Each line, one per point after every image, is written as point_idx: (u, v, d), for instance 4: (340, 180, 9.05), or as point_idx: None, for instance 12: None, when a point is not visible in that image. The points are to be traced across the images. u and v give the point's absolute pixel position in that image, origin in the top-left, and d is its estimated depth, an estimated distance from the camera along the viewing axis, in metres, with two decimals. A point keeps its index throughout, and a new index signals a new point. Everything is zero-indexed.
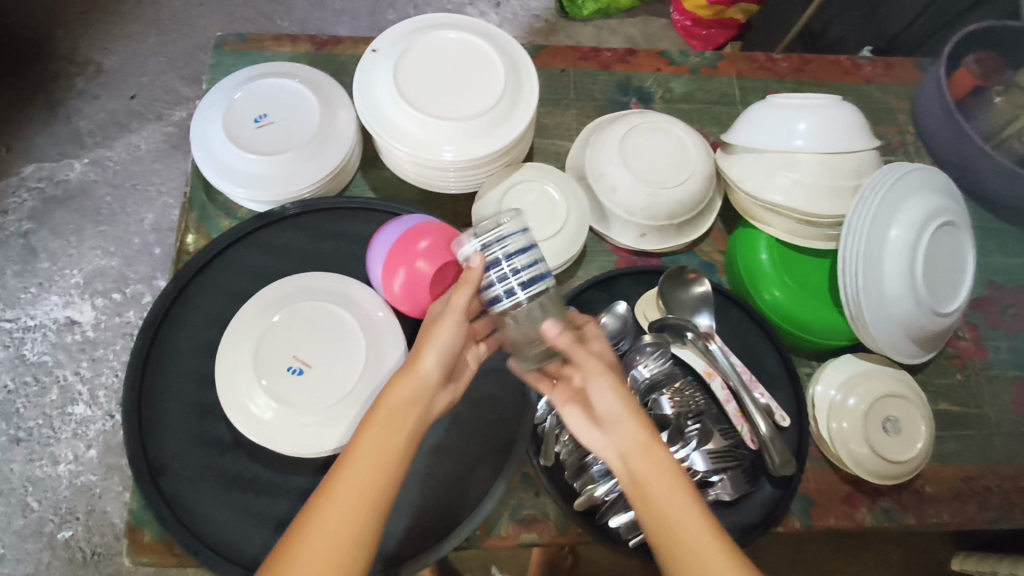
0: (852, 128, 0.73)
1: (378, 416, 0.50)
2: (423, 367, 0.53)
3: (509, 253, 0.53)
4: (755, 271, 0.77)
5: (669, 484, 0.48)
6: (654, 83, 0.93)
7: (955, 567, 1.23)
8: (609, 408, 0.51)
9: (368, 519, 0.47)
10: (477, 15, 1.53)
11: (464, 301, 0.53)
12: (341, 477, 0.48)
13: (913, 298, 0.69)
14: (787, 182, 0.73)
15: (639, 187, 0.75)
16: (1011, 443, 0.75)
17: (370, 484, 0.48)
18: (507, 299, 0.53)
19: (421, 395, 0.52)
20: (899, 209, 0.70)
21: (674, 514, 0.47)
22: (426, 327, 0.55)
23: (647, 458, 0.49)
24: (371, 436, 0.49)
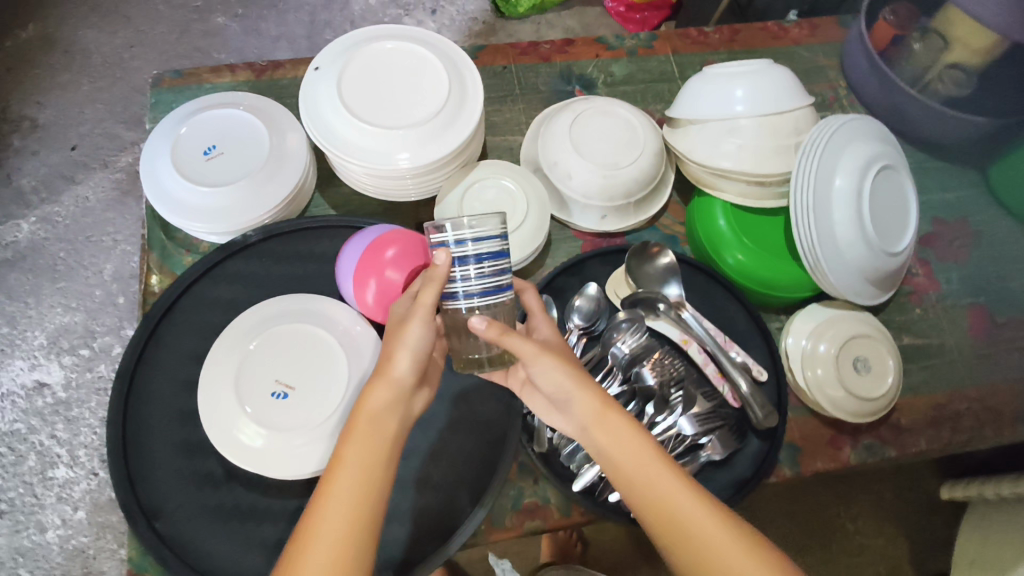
0: (785, 88, 0.77)
1: (357, 429, 0.52)
2: (396, 370, 0.55)
3: (479, 258, 0.52)
4: (716, 238, 0.80)
5: (635, 446, 0.53)
6: (594, 70, 0.95)
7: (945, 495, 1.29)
8: (564, 385, 0.55)
9: (364, 530, 0.49)
10: (414, 24, 1.54)
11: (430, 301, 0.54)
12: (338, 471, 0.50)
13: (865, 242, 0.73)
14: (733, 148, 0.76)
15: (594, 170, 0.77)
16: (973, 366, 0.80)
17: (359, 496, 0.49)
18: (462, 301, 0.53)
19: (399, 399, 0.54)
20: (840, 160, 0.73)
21: (646, 474, 0.52)
22: (392, 330, 0.57)
23: (608, 425, 0.54)
24: (353, 450, 0.51)
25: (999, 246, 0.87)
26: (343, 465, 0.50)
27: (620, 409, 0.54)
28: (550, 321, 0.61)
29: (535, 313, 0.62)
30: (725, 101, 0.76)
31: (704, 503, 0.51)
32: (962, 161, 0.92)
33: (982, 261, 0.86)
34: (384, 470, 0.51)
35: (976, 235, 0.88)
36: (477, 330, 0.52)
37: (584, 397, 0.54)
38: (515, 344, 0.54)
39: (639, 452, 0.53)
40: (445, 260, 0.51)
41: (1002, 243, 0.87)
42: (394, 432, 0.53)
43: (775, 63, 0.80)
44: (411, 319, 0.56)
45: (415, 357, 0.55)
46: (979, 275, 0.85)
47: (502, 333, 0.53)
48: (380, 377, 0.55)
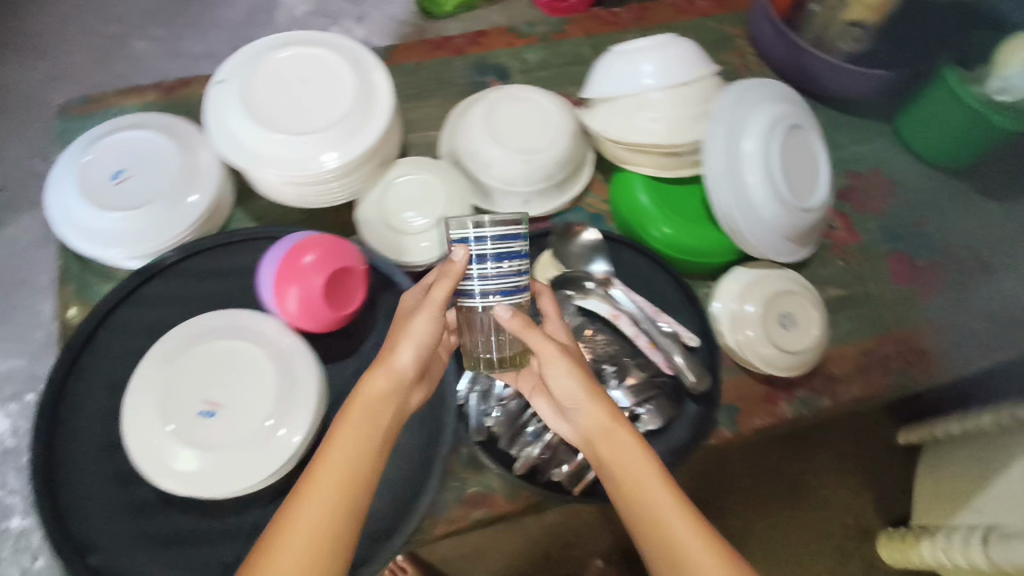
0: (688, 59, 0.79)
1: (353, 414, 0.55)
2: (399, 361, 0.58)
3: (498, 258, 0.53)
4: (638, 212, 0.81)
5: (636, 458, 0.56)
6: (509, 59, 0.95)
7: (902, 440, 1.36)
8: (575, 392, 0.59)
9: (344, 518, 0.51)
10: (342, 32, 1.52)
11: (441, 297, 0.56)
12: (329, 454, 0.53)
13: (778, 201, 0.74)
14: (647, 122, 0.77)
15: (512, 156, 0.78)
16: (896, 310, 0.82)
17: (345, 479, 0.52)
18: (478, 299, 0.55)
19: (395, 390, 0.57)
20: (746, 123, 0.75)
21: (640, 484, 0.55)
22: (400, 324, 0.60)
23: (616, 436, 0.57)
24: (344, 435, 0.54)
25: (912, 193, 0.90)
26: (334, 449, 0.53)
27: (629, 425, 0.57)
28: (566, 327, 0.64)
29: (551, 317, 0.65)
30: (633, 77, 0.78)
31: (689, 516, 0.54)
32: (869, 116, 0.95)
33: (898, 209, 0.89)
34: (372, 462, 0.54)
35: (890, 185, 0.91)
36: (501, 318, 0.55)
37: (592, 407, 0.58)
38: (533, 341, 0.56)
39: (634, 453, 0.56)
40: (463, 257, 0.54)
41: (915, 190, 0.91)
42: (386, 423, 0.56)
43: (680, 36, 0.82)
44: (421, 312, 0.58)
45: (419, 349, 0.58)
46: (896, 223, 0.88)
47: (523, 326, 0.55)
48: (380, 365, 0.58)
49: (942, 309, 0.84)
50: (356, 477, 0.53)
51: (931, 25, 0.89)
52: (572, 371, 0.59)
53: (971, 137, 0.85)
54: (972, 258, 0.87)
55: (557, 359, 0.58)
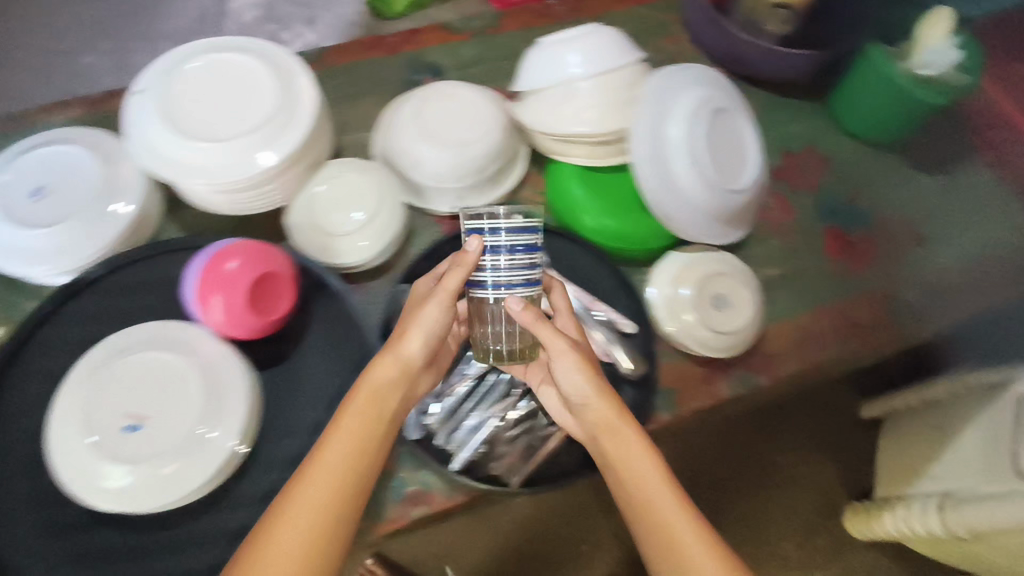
0: (614, 47, 0.79)
1: (359, 400, 0.61)
2: (408, 348, 0.64)
3: (510, 251, 0.59)
4: (571, 203, 0.81)
5: (642, 461, 0.62)
6: (443, 55, 0.95)
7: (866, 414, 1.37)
8: (584, 389, 0.65)
9: (342, 503, 0.57)
10: (293, 37, 1.48)
11: (453, 286, 0.61)
12: (335, 434, 0.59)
13: (705, 184, 0.75)
14: (574, 111, 0.77)
15: (441, 152, 0.77)
16: (831, 286, 0.83)
17: (352, 458, 0.59)
18: (489, 289, 0.61)
19: (403, 375, 0.63)
20: (671, 108, 0.76)
21: (647, 485, 0.61)
22: (412, 311, 0.66)
23: (623, 440, 0.63)
24: (351, 418, 0.60)
25: (847, 169, 0.91)
26: (336, 437, 0.59)
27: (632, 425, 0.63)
28: (575, 322, 0.70)
29: (562, 313, 0.70)
30: (559, 67, 0.78)
31: (681, 506, 0.61)
32: (804, 95, 0.96)
33: (833, 185, 0.90)
34: (369, 451, 0.60)
35: (824, 161, 0.91)
36: (512, 309, 0.60)
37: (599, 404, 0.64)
38: (544, 335, 0.62)
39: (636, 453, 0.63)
40: (477, 248, 0.59)
41: (850, 166, 0.91)
42: (387, 414, 0.62)
43: (606, 25, 0.82)
44: (433, 300, 0.63)
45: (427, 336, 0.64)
46: (830, 200, 0.89)
47: (534, 319, 0.61)
48: (391, 351, 0.64)
49: (879, 282, 0.84)
50: (358, 458, 0.59)
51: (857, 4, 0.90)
52: (580, 368, 0.64)
53: (897, 113, 0.87)
54: (909, 231, 0.88)
55: (566, 355, 0.64)
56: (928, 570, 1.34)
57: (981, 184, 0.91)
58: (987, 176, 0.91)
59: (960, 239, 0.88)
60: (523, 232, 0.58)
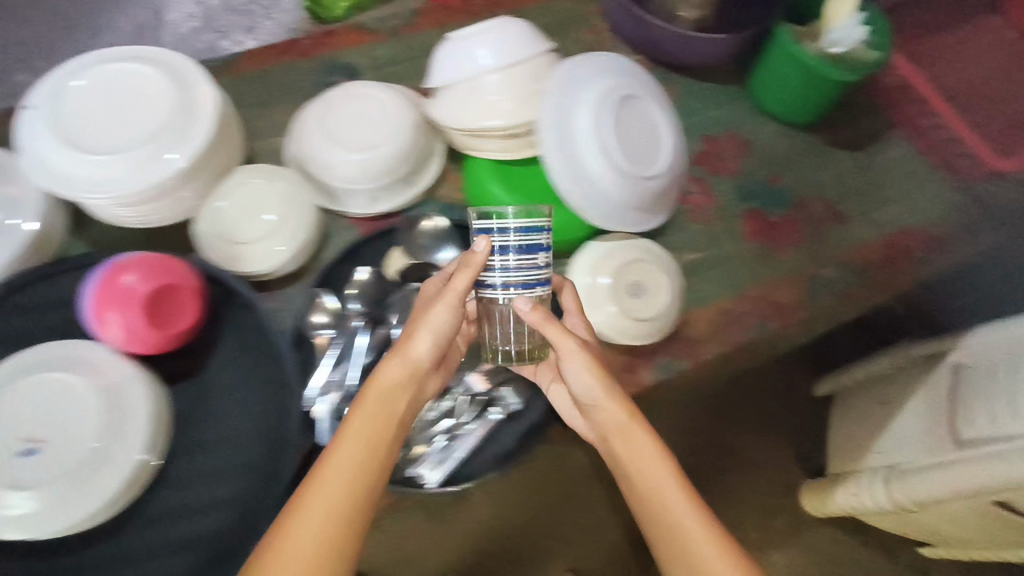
0: (520, 39, 0.79)
1: (367, 406, 0.59)
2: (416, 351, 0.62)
3: (517, 252, 0.60)
4: (488, 198, 0.80)
5: (651, 461, 0.63)
6: (358, 56, 0.94)
7: (821, 392, 1.36)
8: (591, 389, 0.65)
9: (353, 507, 0.56)
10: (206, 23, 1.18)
11: (462, 285, 0.61)
12: (340, 444, 0.57)
13: (615, 171, 0.75)
14: (481, 106, 0.77)
15: (349, 155, 0.77)
16: (752, 267, 0.84)
17: (357, 469, 0.57)
18: (498, 289, 0.62)
19: (413, 378, 0.62)
20: (577, 97, 0.76)
21: (653, 483, 0.63)
22: (421, 311, 0.65)
23: (632, 440, 0.64)
24: (356, 427, 0.58)
25: (767, 150, 0.92)
26: (346, 441, 0.57)
27: (642, 424, 0.64)
28: (584, 323, 0.70)
29: (570, 312, 0.71)
30: (466, 63, 0.77)
31: (695, 507, 0.61)
32: (723, 79, 0.96)
33: (752, 167, 0.90)
34: (379, 455, 0.58)
35: (744, 144, 0.92)
36: (521, 311, 0.61)
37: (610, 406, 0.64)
38: (553, 333, 0.63)
39: (647, 457, 0.64)
40: (485, 248, 0.60)
41: (770, 148, 0.92)
42: (398, 415, 0.60)
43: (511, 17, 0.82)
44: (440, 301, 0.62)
45: (436, 338, 0.62)
46: (750, 181, 0.89)
47: (542, 319, 0.61)
48: (401, 353, 0.62)
49: (799, 261, 0.85)
50: (364, 470, 0.57)
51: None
52: (591, 368, 0.65)
53: (814, 92, 0.87)
54: (830, 208, 0.88)
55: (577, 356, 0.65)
56: (881, 542, 1.36)
57: (900, 158, 0.92)
58: (905, 149, 0.93)
59: (880, 213, 0.89)
60: (529, 231, 0.59)
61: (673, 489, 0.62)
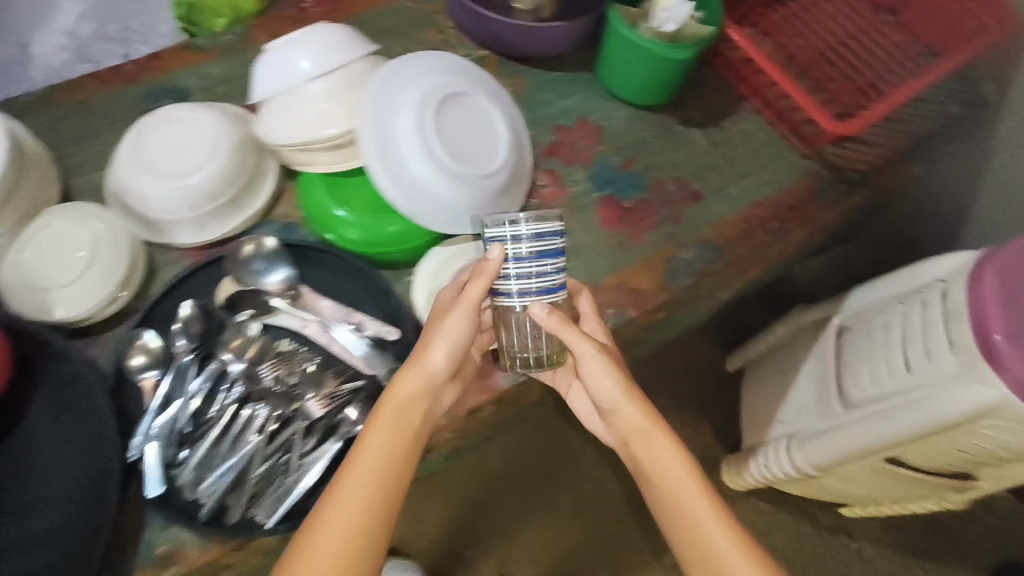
0: (336, 46, 0.77)
1: (386, 417, 0.63)
2: (432, 360, 0.65)
3: (529, 255, 0.62)
4: (327, 218, 0.77)
5: (676, 469, 0.66)
6: (188, 78, 0.89)
7: (733, 366, 1.37)
8: (613, 393, 0.69)
9: (373, 515, 0.59)
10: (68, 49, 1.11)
11: (474, 294, 0.63)
12: (362, 455, 0.61)
13: (441, 173, 0.72)
14: (297, 116, 0.73)
15: (167, 182, 0.73)
16: (608, 257, 0.83)
17: (377, 479, 0.60)
18: (513, 296, 0.63)
19: (429, 386, 0.65)
20: (396, 102, 0.73)
21: (680, 494, 0.65)
22: (435, 320, 0.67)
23: (653, 445, 0.68)
24: (376, 438, 0.61)
25: (620, 135, 0.90)
26: (368, 449, 0.61)
27: (665, 431, 0.68)
28: (601, 327, 0.72)
29: (587, 317, 0.73)
30: (281, 75, 0.75)
31: (720, 516, 0.64)
32: (572, 68, 0.95)
33: (604, 154, 0.89)
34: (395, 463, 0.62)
35: (596, 131, 0.90)
36: (537, 317, 0.63)
37: (633, 411, 0.68)
38: (569, 338, 0.66)
39: (674, 466, 0.66)
40: (499, 256, 0.62)
41: (623, 132, 0.91)
42: (415, 424, 0.63)
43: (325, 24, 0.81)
44: (456, 310, 0.65)
45: (449, 347, 0.64)
46: (601, 169, 0.88)
47: (559, 323, 0.63)
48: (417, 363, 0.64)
49: (655, 245, 0.84)
50: (383, 479, 0.61)
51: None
52: (608, 369, 0.69)
53: (655, 73, 0.86)
54: (686, 187, 0.88)
55: (595, 359, 0.68)
56: (807, 509, 1.35)
57: (751, 131, 0.93)
58: (754, 123, 0.94)
59: (735, 187, 0.88)
60: (542, 235, 0.61)
61: (699, 499, 0.65)
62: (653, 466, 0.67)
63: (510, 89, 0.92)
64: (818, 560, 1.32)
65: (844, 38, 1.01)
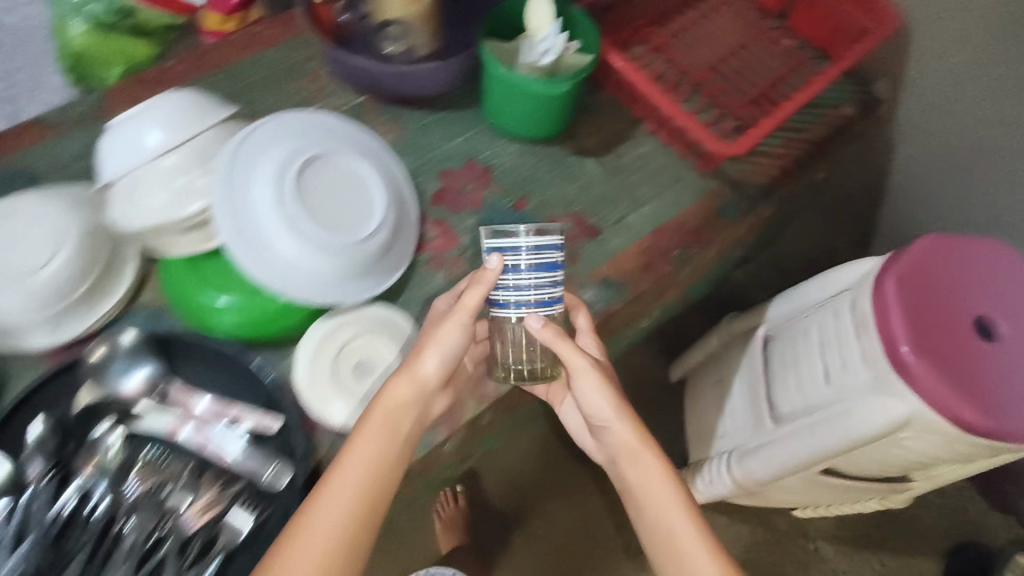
0: (183, 116, 0.71)
1: (379, 420, 0.63)
2: (425, 367, 0.65)
3: (528, 267, 0.64)
4: (193, 302, 0.70)
5: (660, 487, 0.69)
6: (39, 156, 0.82)
7: (675, 377, 1.33)
8: (604, 410, 0.71)
9: (359, 519, 0.59)
10: None
11: (473, 301, 0.64)
12: (354, 457, 0.61)
13: (312, 247, 0.67)
14: (142, 201, 0.67)
15: (4, 283, 0.65)
16: None
17: (365, 484, 0.60)
18: (511, 306, 0.66)
19: (420, 394, 0.65)
20: (252, 173, 0.67)
21: (660, 509, 0.68)
22: (434, 326, 0.68)
23: (640, 464, 0.70)
24: (366, 441, 0.62)
25: (510, 176, 0.87)
26: (356, 452, 0.61)
27: (652, 449, 0.70)
28: (597, 344, 0.75)
29: (584, 331, 0.75)
30: (123, 157, 0.69)
31: (699, 528, 0.67)
32: (456, 106, 0.90)
33: (495, 197, 0.85)
34: (381, 476, 0.61)
35: (485, 172, 0.86)
36: (535, 328, 0.65)
37: (621, 427, 0.71)
38: (565, 353, 0.67)
39: (661, 485, 0.69)
40: (499, 268, 0.63)
41: (513, 171, 0.87)
42: (404, 432, 0.63)
43: (176, 91, 0.74)
44: (454, 318, 0.65)
45: (445, 357, 0.65)
46: (493, 213, 0.84)
47: (554, 337, 0.65)
48: (409, 368, 0.65)
49: None
50: (373, 485, 0.61)
51: (474, 12, 0.90)
52: (601, 386, 0.70)
53: (537, 112, 0.83)
54: (584, 223, 0.85)
55: (589, 373, 0.69)
56: (759, 518, 1.33)
57: (647, 155, 0.90)
58: (650, 145, 0.91)
59: (634, 217, 0.86)
60: (542, 249, 0.64)
61: (677, 513, 0.68)
62: (637, 481, 0.70)
63: (391, 136, 0.88)
64: (773, 567, 1.30)
65: (735, 48, 0.99)
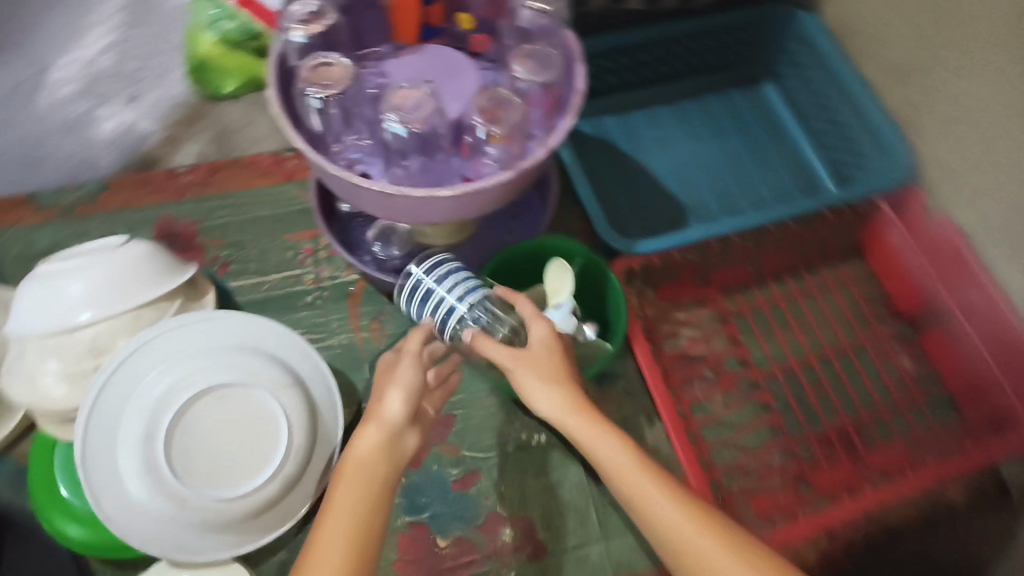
0: (98, 283, 0.61)
1: (346, 474, 0.48)
2: (387, 410, 0.50)
3: (439, 279, 0.60)
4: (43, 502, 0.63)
5: (627, 461, 0.49)
6: (9, 241, 0.77)
7: None
8: (543, 388, 0.51)
9: None
10: None
11: (415, 343, 0.54)
12: (329, 512, 0.46)
13: (164, 497, 0.57)
14: (21, 375, 0.61)
15: None
16: None
17: (351, 549, 0.45)
18: (456, 320, 0.59)
19: (391, 443, 0.49)
20: (135, 391, 0.59)
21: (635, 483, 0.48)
22: (382, 374, 0.54)
23: (598, 439, 0.50)
24: (341, 498, 0.47)
25: (476, 441, 0.70)
26: (336, 510, 0.46)
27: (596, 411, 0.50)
28: (548, 324, 0.53)
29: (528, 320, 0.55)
30: (19, 315, 0.61)
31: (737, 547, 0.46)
32: None
33: (442, 464, 0.69)
34: (368, 542, 0.46)
35: (447, 421, 0.71)
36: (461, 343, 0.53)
37: (563, 397, 0.50)
38: (488, 349, 0.53)
39: (632, 466, 0.49)
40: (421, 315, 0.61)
41: (484, 439, 0.71)
42: (385, 486, 0.48)
43: (128, 244, 0.63)
44: (401, 359, 0.53)
45: (406, 395, 0.51)
46: (428, 481, 0.68)
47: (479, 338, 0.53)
48: (370, 419, 0.50)
49: None
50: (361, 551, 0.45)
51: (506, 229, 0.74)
52: (543, 374, 0.51)
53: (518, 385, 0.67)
54: (531, 536, 0.67)
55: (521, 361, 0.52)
56: None
57: None
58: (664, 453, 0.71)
59: (600, 549, 0.67)
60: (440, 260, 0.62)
61: (672, 506, 0.47)
62: (609, 468, 0.49)
63: (362, 336, 0.74)
64: None
65: (831, 351, 0.75)
